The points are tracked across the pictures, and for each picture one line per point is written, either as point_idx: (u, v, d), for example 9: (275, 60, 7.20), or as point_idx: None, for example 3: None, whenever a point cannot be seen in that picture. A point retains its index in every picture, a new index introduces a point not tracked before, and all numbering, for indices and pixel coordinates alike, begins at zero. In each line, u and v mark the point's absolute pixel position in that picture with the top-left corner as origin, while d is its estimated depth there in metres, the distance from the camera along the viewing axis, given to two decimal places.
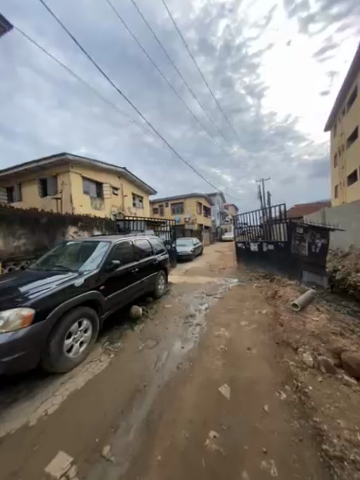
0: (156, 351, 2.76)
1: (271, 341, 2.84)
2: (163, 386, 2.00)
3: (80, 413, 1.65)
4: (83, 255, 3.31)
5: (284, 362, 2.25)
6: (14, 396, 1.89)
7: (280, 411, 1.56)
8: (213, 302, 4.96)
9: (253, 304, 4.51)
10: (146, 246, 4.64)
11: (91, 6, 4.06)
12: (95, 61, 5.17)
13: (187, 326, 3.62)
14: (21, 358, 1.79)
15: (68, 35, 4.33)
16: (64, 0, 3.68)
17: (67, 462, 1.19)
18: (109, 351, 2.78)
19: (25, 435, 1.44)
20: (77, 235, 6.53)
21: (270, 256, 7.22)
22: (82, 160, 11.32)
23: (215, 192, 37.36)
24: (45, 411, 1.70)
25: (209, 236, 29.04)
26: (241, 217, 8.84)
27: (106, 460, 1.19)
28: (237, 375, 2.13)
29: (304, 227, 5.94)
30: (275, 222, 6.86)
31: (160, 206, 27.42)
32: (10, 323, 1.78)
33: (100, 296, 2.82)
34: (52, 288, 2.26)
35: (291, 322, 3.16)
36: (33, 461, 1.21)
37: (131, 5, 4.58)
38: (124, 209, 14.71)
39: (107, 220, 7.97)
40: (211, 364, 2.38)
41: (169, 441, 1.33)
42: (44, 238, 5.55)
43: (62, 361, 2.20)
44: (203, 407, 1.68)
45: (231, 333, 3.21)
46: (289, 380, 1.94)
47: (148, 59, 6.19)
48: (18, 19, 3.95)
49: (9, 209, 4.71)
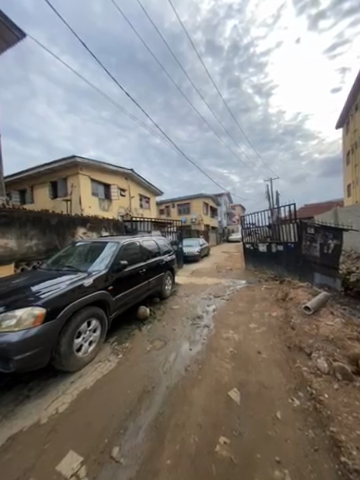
0: (164, 352, 2.74)
1: (282, 345, 2.74)
2: (172, 387, 1.99)
3: (91, 414, 1.66)
4: (91, 255, 3.36)
5: (297, 368, 2.17)
6: (26, 394, 1.93)
7: (294, 419, 1.49)
8: (220, 303, 4.87)
9: (262, 307, 4.40)
10: (153, 246, 4.66)
11: (100, 13, 4.14)
12: (105, 66, 5.28)
13: (194, 327, 3.57)
14: (33, 356, 1.82)
15: (79, 42, 4.45)
16: (75, 8, 3.81)
17: (77, 462, 1.19)
18: (117, 351, 2.79)
19: (36, 433, 1.46)
20: (86, 236, 6.67)
21: (280, 257, 7.01)
22: (91, 163, 11.59)
23: (222, 193, 36.99)
24: (55, 410, 1.72)
25: (216, 237, 28.72)
26: (249, 217, 8.74)
27: (116, 462, 1.18)
28: (247, 379, 2.07)
29: (315, 227, 5.93)
30: (285, 222, 6.62)
31: (167, 207, 27.52)
32: (22, 321, 1.83)
33: (108, 295, 2.85)
34: (62, 288, 2.29)
35: (304, 325, 3.04)
36: (43, 461, 1.21)
37: (140, 10, 4.64)
38: (131, 210, 14.90)
39: (115, 221, 8.08)
40: (220, 368, 2.33)
41: (178, 445, 1.30)
42: (55, 239, 5.71)
43: (71, 360, 2.23)
44: (213, 412, 1.63)
45: (240, 335, 3.16)
46: (303, 386, 1.87)
47: (156, 63, 6.20)
48: (32, 29, 4.16)
49: (21, 210, 4.86)
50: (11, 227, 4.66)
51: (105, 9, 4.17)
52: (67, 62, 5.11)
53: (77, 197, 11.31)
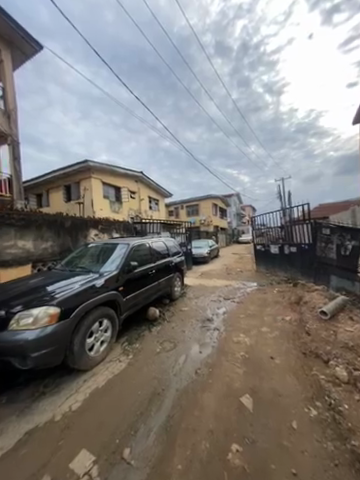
0: (174, 354, 2.73)
1: (297, 351, 2.63)
2: (182, 390, 1.98)
3: (102, 413, 1.68)
4: (103, 256, 3.44)
5: (313, 375, 2.07)
6: (42, 390, 2.01)
7: (311, 429, 1.41)
8: (231, 306, 4.79)
9: (274, 310, 4.26)
10: (162, 247, 4.69)
11: (113, 21, 4.26)
12: (116, 73, 5.42)
13: (204, 330, 3.53)
14: (48, 354, 1.89)
15: (91, 49, 4.64)
16: (88, 19, 3.99)
17: (89, 461, 1.21)
18: (128, 351, 2.82)
19: (51, 430, 1.50)
20: (97, 237, 6.85)
21: (293, 259, 6.76)
22: (102, 166, 11.95)
23: (232, 193, 36.48)
24: (69, 407, 1.77)
25: (225, 238, 28.36)
26: (260, 218, 8.57)
27: (127, 463, 1.18)
28: (260, 386, 2.00)
29: (330, 228, 5.23)
30: (298, 223, 6.43)
31: (175, 208, 27.62)
32: (39, 320, 1.91)
33: (119, 296, 2.89)
34: (75, 289, 2.36)
35: (320, 331, 2.90)
36: (57, 458, 1.24)
37: (150, 16, 4.73)
38: (140, 212, 15.13)
39: (125, 223, 8.23)
40: (231, 372, 2.28)
41: (189, 451, 1.28)
42: (68, 240, 5.91)
43: (83, 359, 2.28)
44: (224, 418, 1.59)
45: (251, 339, 3.08)
46: (320, 395, 1.77)
47: (166, 66, 6.27)
48: (48, 41, 4.41)
49: (38, 213, 5.09)
50: (28, 229, 4.89)
51: (116, 17, 4.30)
52: (81, 70, 5.35)
53: (90, 200, 11.66)
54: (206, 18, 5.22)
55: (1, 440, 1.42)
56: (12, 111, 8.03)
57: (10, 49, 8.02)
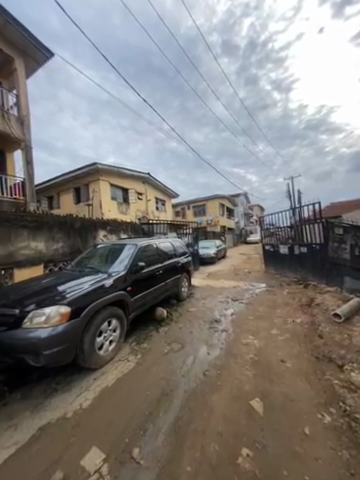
0: (181, 355, 2.72)
1: (309, 355, 2.54)
2: (190, 392, 1.97)
3: (112, 412, 1.70)
4: (111, 256, 3.50)
5: (327, 381, 1.99)
6: (54, 387, 2.06)
7: (325, 436, 1.36)
8: (239, 307, 4.72)
9: (285, 312, 4.15)
10: (169, 248, 4.69)
11: (120, 26, 4.34)
12: (124, 76, 5.52)
13: (212, 331, 3.50)
14: (59, 352, 1.94)
15: (99, 54, 4.77)
16: (96, 24, 4.08)
17: (100, 459, 1.23)
18: (136, 351, 2.85)
19: (62, 426, 1.54)
20: (106, 238, 6.98)
21: (304, 260, 6.54)
22: (110, 168, 12.17)
23: (239, 193, 36.01)
24: (80, 405, 1.81)
25: (232, 238, 28.02)
26: (269, 217, 8.39)
27: (136, 463, 1.19)
28: (271, 389, 1.95)
29: (343, 227, 4.98)
30: (309, 222, 6.21)
31: (182, 208, 27.65)
32: (50, 318, 1.96)
33: (127, 296, 2.93)
34: (85, 289, 2.41)
35: (334, 335, 2.79)
36: (68, 454, 1.27)
37: (157, 18, 4.77)
38: (147, 213, 15.26)
39: (133, 224, 8.34)
40: (240, 374, 2.24)
41: (199, 453, 1.26)
42: (78, 241, 6.06)
43: (93, 358, 2.32)
44: (233, 421, 1.57)
45: (261, 341, 3.01)
46: (334, 401, 1.70)
47: (172, 68, 6.30)
48: (60, 49, 4.61)
49: (49, 215, 5.25)
50: (40, 231, 5.05)
51: (124, 22, 4.38)
52: (90, 75, 5.50)
53: (98, 202, 11.90)
54: (212, 18, 5.19)
55: (15, 435, 1.47)
56: (25, 117, 8.36)
57: (23, 58, 8.37)
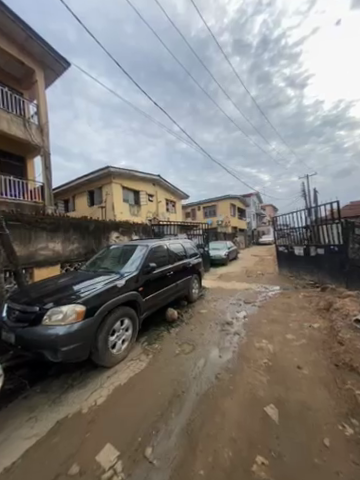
0: (193, 357, 2.70)
1: (327, 362, 2.41)
2: (202, 395, 1.94)
3: (124, 411, 1.73)
4: (123, 257, 3.58)
5: (348, 390, 1.87)
6: (70, 382, 2.15)
7: (346, 449, 1.28)
8: (251, 310, 4.60)
9: (300, 316, 3.98)
10: (179, 249, 4.70)
11: (132, 33, 4.47)
12: (136, 82, 5.66)
13: (224, 334, 3.45)
14: (74, 349, 2.01)
15: (112, 61, 4.89)
16: (109, 29, 4.18)
17: (114, 455, 1.25)
18: (148, 351, 2.88)
19: (78, 422, 1.59)
20: (118, 239, 7.16)
21: (321, 261, 6.23)
22: (122, 171, 12.50)
23: (251, 193, 35.22)
24: (94, 401, 1.86)
25: (243, 239, 27.43)
26: (283, 218, 8.12)
27: (149, 462, 1.20)
28: (286, 396, 1.88)
29: None
30: (326, 222, 5.92)
31: (192, 210, 27.63)
32: (67, 316, 2.05)
33: (139, 296, 2.97)
34: (98, 288, 2.48)
35: (355, 342, 2.62)
36: (84, 449, 1.31)
37: (167, 22, 4.83)
38: (158, 214, 15.44)
39: (144, 225, 8.47)
40: (253, 379, 2.18)
41: (211, 457, 1.24)
42: (92, 242, 6.28)
43: (106, 356, 2.38)
44: (247, 427, 1.52)
45: (275, 346, 2.91)
46: (357, 413, 1.59)
47: (183, 70, 6.34)
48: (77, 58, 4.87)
49: (65, 217, 5.50)
50: (57, 232, 5.30)
51: (136, 30, 4.50)
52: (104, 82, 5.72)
53: (111, 204, 12.26)
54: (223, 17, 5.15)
55: (36, 426, 1.54)
56: (44, 125, 8.83)
57: (42, 69, 8.87)
